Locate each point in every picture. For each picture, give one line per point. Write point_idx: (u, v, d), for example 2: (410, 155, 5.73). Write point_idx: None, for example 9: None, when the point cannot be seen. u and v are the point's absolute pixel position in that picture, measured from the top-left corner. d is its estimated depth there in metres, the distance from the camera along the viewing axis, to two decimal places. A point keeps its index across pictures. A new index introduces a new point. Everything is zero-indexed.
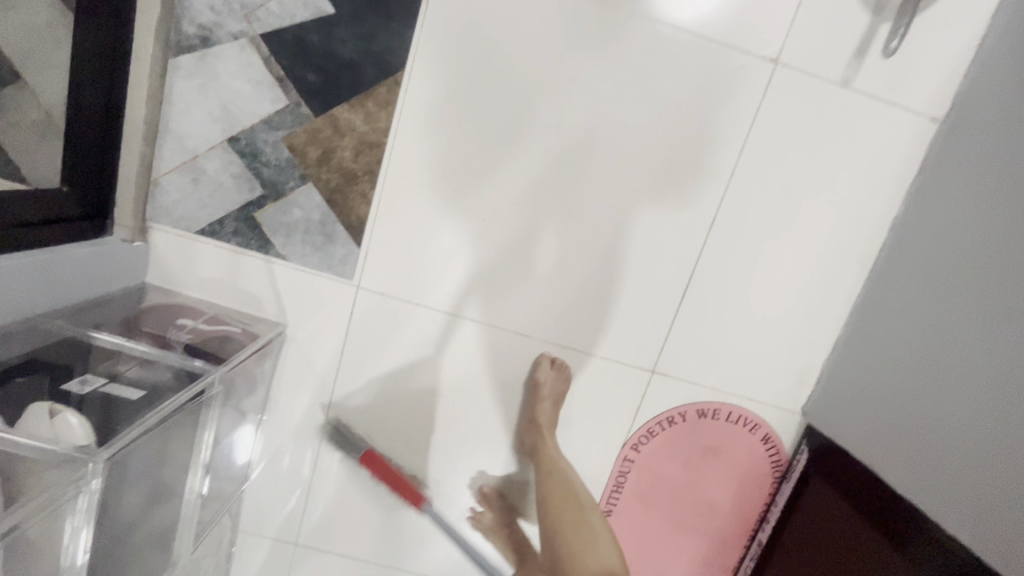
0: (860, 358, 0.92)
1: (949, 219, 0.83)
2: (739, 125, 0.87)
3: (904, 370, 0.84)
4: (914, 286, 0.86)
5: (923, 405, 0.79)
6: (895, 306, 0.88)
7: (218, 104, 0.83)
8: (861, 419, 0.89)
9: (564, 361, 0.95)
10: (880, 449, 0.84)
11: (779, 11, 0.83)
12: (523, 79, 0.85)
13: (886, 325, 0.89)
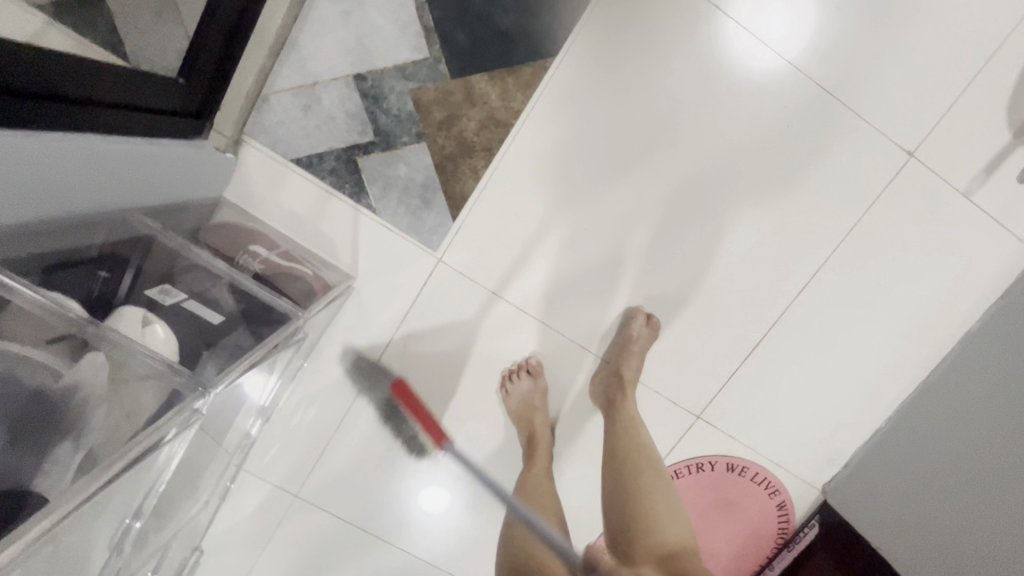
0: (897, 441, 0.94)
1: (1015, 334, 0.84)
2: (855, 203, 0.87)
3: (931, 465, 0.87)
4: (964, 388, 0.88)
5: (941, 505, 0.83)
6: (946, 401, 0.90)
7: (356, 37, 0.78)
8: (878, 503, 0.93)
9: (657, 316, 0.90)
10: (891, 537, 0.89)
11: (928, 107, 0.83)
12: (665, 98, 0.83)
13: (926, 421, 0.92)
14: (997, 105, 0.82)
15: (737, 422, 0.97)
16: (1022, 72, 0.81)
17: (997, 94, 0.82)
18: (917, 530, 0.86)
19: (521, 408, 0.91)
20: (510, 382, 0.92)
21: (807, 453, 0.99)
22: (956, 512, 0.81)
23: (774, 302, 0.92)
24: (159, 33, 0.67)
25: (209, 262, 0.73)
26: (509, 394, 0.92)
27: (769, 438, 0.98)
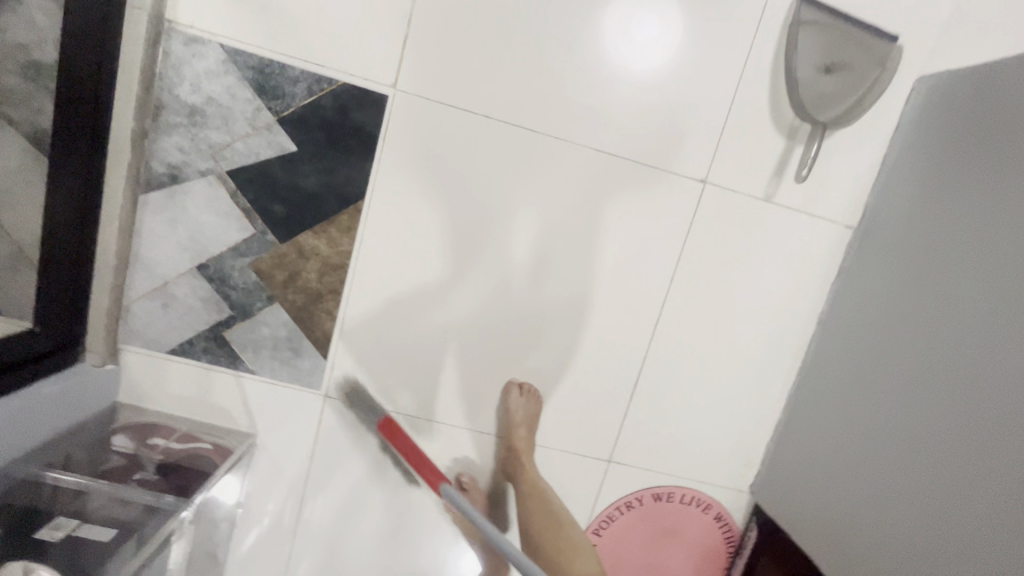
0: (814, 425, 0.96)
1: (870, 307, 0.91)
2: (676, 235, 0.94)
3: (837, 439, 0.91)
4: (843, 364, 0.94)
5: (852, 478, 0.86)
6: (829, 380, 0.96)
7: (188, 235, 0.87)
8: (799, 496, 0.96)
9: (533, 384, 0.97)
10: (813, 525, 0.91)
11: (705, 137, 0.91)
12: (475, 198, 0.91)
13: (820, 402, 0.96)
14: (764, 118, 0.91)
15: (648, 454, 1.02)
16: (772, 84, 0.90)
17: (758, 106, 0.91)
18: (849, 515, 0.85)
19: (465, 520, 0.98)
20: (451, 501, 0.99)
21: (724, 463, 1.04)
22: (888, 492, 0.80)
23: (640, 339, 0.98)
24: (20, 284, 0.81)
25: (93, 483, 0.80)
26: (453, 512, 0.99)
27: (684, 460, 1.03)
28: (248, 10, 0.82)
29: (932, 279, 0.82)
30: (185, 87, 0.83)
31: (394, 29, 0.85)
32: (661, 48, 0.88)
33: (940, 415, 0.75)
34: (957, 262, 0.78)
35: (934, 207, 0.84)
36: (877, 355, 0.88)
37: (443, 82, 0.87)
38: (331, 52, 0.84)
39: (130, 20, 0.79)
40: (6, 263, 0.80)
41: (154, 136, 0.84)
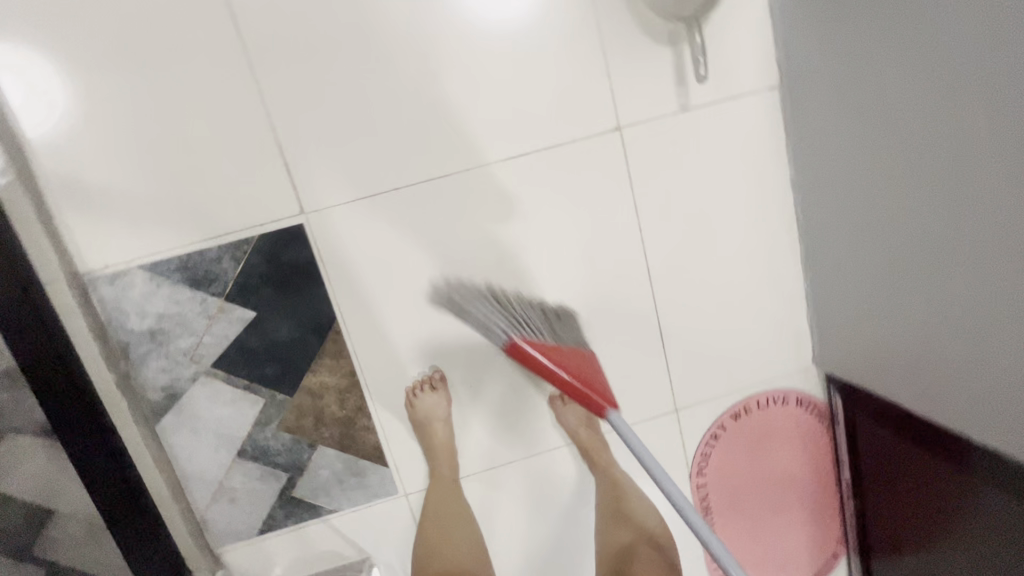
0: (845, 292, 0.95)
1: (837, 163, 0.89)
2: (620, 189, 0.93)
3: (872, 299, 0.91)
4: (840, 227, 0.92)
5: (907, 330, 0.86)
6: (834, 245, 0.95)
7: (213, 434, 0.92)
8: (867, 361, 0.96)
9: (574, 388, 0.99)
10: (897, 385, 0.91)
11: (596, 90, 0.90)
12: (429, 262, 0.91)
13: (838, 268, 0.95)
14: (639, 41, 0.89)
15: (706, 384, 1.04)
16: (628, 7, 0.88)
17: (626, 33, 0.89)
18: (925, 366, 0.85)
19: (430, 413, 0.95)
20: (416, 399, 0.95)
21: (778, 353, 1.05)
22: (946, 333, 0.80)
23: (642, 294, 0.98)
24: (107, 549, 0.87)
25: None
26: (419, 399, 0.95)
27: (740, 371, 1.05)
28: (144, 223, 0.84)
29: (882, 120, 0.79)
30: (135, 318, 0.86)
31: (271, 161, 0.85)
32: (507, 32, 0.87)
33: (945, 234, 0.75)
34: (899, 95, 0.75)
35: (846, 45, 0.80)
36: (868, 210, 0.86)
37: (340, 180, 0.87)
38: (232, 214, 0.86)
39: (55, 296, 0.83)
40: (86, 537, 0.86)
41: (137, 373, 0.88)
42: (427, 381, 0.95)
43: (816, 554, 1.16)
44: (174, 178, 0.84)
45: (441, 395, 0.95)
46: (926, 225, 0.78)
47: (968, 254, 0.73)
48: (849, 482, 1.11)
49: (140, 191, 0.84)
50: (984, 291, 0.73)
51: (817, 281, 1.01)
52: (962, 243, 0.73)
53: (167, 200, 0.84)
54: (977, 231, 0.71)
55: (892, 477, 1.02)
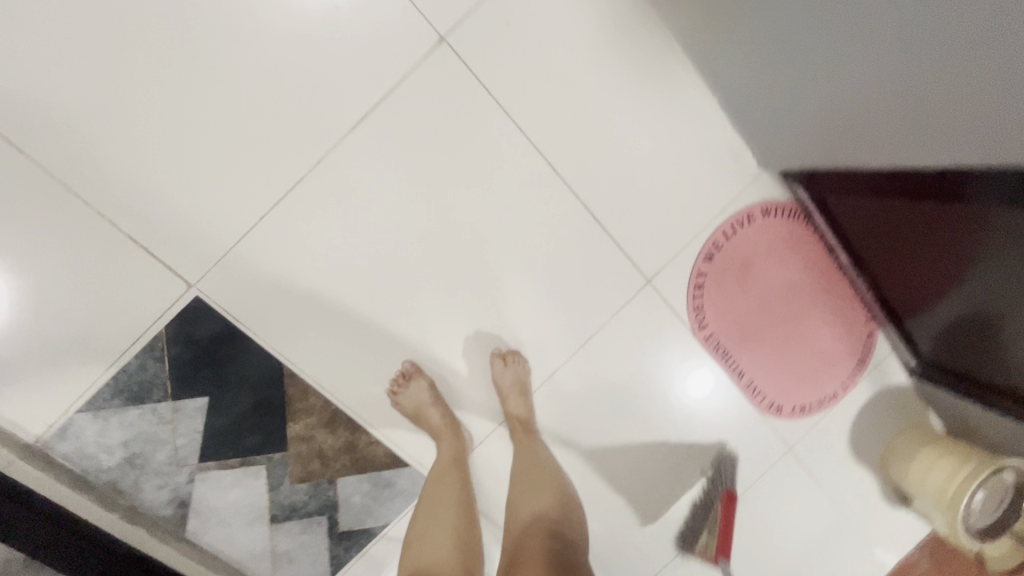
0: (753, 85, 0.84)
1: None
2: (479, 102, 0.88)
3: (774, 80, 0.79)
4: (712, 19, 0.80)
5: (814, 99, 0.74)
6: (718, 40, 0.82)
7: (240, 516, 0.93)
8: (807, 143, 0.85)
9: (539, 311, 0.97)
10: (843, 154, 0.80)
11: (400, 20, 0.83)
12: (338, 268, 0.88)
13: (734, 63, 0.84)
14: None
15: (666, 241, 0.99)
16: None
17: None
18: (848, 125, 0.73)
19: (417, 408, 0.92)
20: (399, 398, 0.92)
21: (720, 176, 0.99)
22: (841, 85, 0.68)
23: (557, 190, 0.93)
24: None
25: None
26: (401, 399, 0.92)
27: (692, 213, 0.99)
28: (56, 373, 0.82)
29: None
30: (103, 457, 0.85)
31: (137, 251, 0.82)
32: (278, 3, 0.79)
33: None
34: None
35: None
36: None
37: (211, 235, 0.83)
38: (132, 319, 0.83)
39: (18, 472, 0.81)
40: None
41: (138, 502, 0.88)
42: (400, 377, 0.93)
43: (848, 344, 1.13)
44: (60, 315, 0.81)
45: (421, 383, 0.92)
46: None
47: None
48: (850, 263, 1.06)
49: (37, 342, 0.81)
50: (841, 20, 0.59)
51: (728, 88, 0.91)
52: None
53: (65, 338, 0.82)
54: None
55: (878, 242, 0.95)
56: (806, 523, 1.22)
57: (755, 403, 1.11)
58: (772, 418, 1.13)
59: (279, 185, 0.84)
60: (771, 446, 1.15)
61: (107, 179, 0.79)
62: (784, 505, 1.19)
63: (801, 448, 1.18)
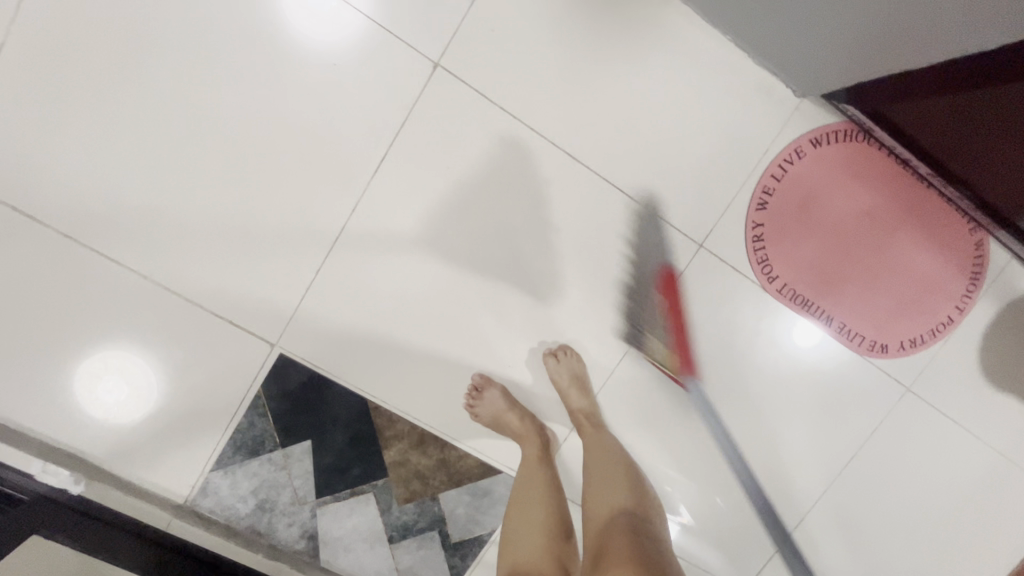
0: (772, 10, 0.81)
1: None
2: (487, 115, 0.89)
3: None
4: None
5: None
6: None
7: (362, 541, 1.01)
8: (843, 57, 0.80)
9: (592, 299, 0.97)
10: (890, 54, 0.76)
11: (396, 59, 0.87)
12: (395, 301, 0.94)
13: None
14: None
15: (710, 199, 0.94)
16: None
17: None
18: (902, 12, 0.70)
19: (495, 419, 0.95)
20: (475, 410, 0.96)
21: (755, 117, 0.92)
22: None
23: (583, 177, 0.92)
24: None
25: None
26: (478, 414, 0.96)
27: (734, 163, 0.93)
28: (186, 443, 0.94)
29: None
30: (240, 506, 0.97)
31: (222, 324, 0.92)
32: (286, 76, 0.86)
33: None
34: None
35: None
36: None
37: (279, 296, 0.92)
38: (231, 384, 0.93)
39: (178, 530, 0.95)
40: None
41: (276, 541, 1.00)
42: (473, 390, 0.96)
43: (952, 261, 1.00)
44: (177, 395, 0.92)
45: (493, 393, 0.95)
46: None
47: None
48: (932, 171, 0.94)
49: (164, 420, 0.93)
50: None
51: (742, 31, 0.88)
52: None
53: (183, 412, 0.93)
54: None
55: (959, 142, 0.85)
56: (948, 465, 1.09)
57: (853, 347, 1.02)
58: (877, 359, 1.03)
59: (327, 240, 0.91)
60: (884, 388, 1.05)
61: (184, 268, 0.90)
62: (917, 450, 1.08)
63: (922, 384, 1.06)
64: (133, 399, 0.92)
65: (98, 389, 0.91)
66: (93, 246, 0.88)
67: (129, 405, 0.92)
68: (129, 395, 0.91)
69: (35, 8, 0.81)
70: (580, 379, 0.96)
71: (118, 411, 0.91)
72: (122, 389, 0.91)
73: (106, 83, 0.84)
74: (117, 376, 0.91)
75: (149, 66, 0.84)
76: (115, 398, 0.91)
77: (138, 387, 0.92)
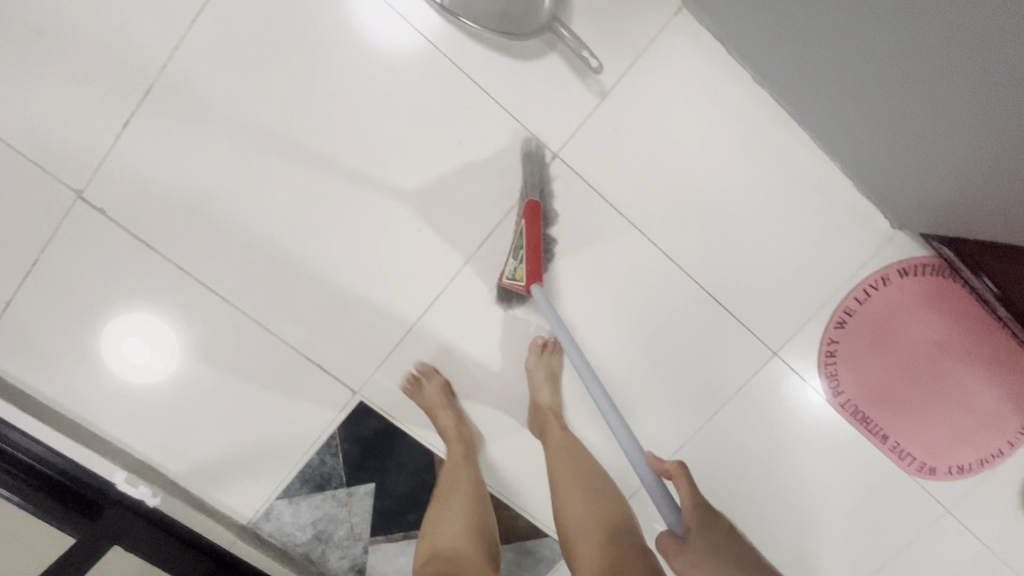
0: (868, 162, 0.87)
1: (784, 59, 0.81)
2: (594, 202, 0.90)
3: (894, 161, 0.83)
4: (823, 110, 0.85)
5: (941, 178, 0.79)
6: (832, 126, 0.86)
7: None
8: (924, 215, 0.88)
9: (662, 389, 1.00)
10: (964, 225, 0.85)
11: (515, 138, 0.87)
12: (476, 365, 0.97)
13: (843, 146, 0.88)
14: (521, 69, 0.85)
15: (792, 312, 0.97)
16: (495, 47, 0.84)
17: (505, 68, 0.85)
18: (979, 204, 0.78)
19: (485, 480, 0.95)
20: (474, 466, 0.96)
21: (851, 240, 0.94)
22: (980, 170, 0.74)
23: (677, 272, 0.94)
24: None
25: None
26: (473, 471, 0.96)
27: (823, 280, 0.95)
28: (260, 470, 0.99)
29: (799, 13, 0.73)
30: (299, 533, 1.02)
31: (310, 367, 0.96)
32: (409, 144, 0.88)
33: (905, 80, 0.71)
34: None
35: None
36: (836, 89, 0.79)
37: (367, 346, 0.96)
38: (310, 424, 0.97)
39: (239, 551, 0.99)
40: None
41: (326, 568, 1.04)
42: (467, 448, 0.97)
43: (1016, 401, 1.02)
44: (258, 425, 0.97)
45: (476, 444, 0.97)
46: (905, 87, 0.72)
47: (961, 101, 0.68)
48: (1013, 316, 0.96)
49: (244, 445, 0.97)
50: (994, 123, 0.67)
51: (855, 162, 0.89)
52: (951, 94, 0.68)
53: (262, 442, 0.98)
54: (929, 66, 0.67)
55: None
56: None
57: (903, 466, 1.05)
58: (924, 480, 1.06)
59: (421, 301, 0.94)
60: (924, 506, 1.08)
61: (283, 309, 0.93)
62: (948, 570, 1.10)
63: (961, 509, 1.09)
64: (127, 350, 0.92)
65: (141, 331, 0.92)
66: (201, 280, 0.91)
67: (123, 341, 0.92)
68: (132, 351, 0.92)
69: (187, 52, 0.83)
70: (557, 414, 0.96)
71: (142, 367, 0.93)
72: (135, 352, 0.92)
73: (240, 130, 0.87)
74: (132, 348, 0.92)
75: (284, 120, 0.87)
76: (141, 341, 0.92)
77: (128, 368, 0.93)
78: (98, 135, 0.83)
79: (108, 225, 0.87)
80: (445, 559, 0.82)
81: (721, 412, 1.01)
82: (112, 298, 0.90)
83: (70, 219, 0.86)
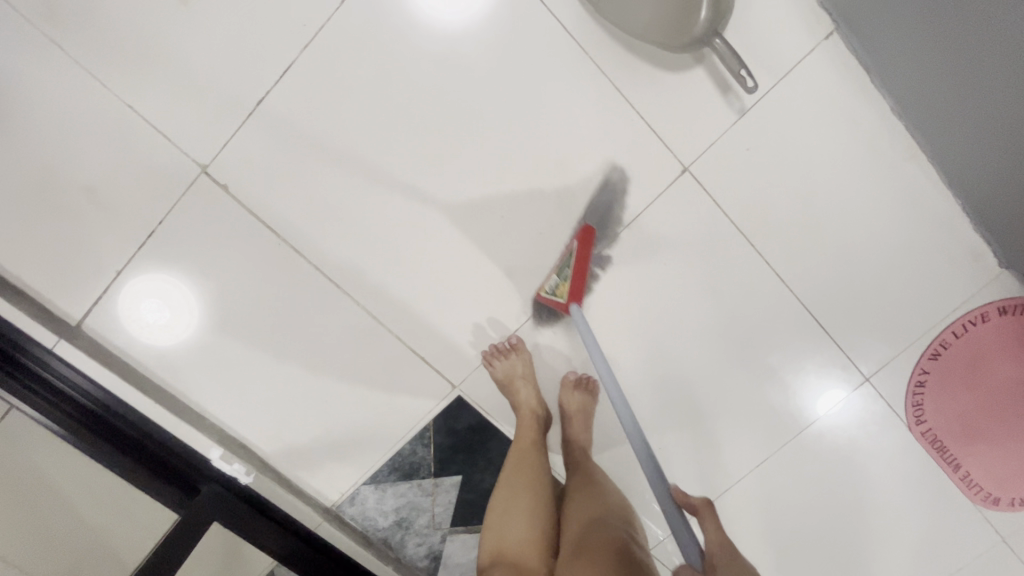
0: (993, 206, 0.88)
1: (932, 97, 0.82)
2: (715, 216, 0.92)
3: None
4: (958, 150, 0.85)
5: None
6: (963, 167, 0.87)
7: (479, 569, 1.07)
8: None
9: (752, 404, 1.02)
10: None
11: (648, 146, 0.89)
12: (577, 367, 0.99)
13: (971, 188, 0.89)
14: (665, 81, 0.87)
15: (889, 339, 0.99)
16: (643, 56, 0.86)
17: (650, 79, 0.87)
18: None
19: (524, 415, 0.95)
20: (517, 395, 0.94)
21: (957, 275, 0.96)
22: None
23: (783, 291, 0.96)
24: None
25: None
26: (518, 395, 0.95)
27: (924, 311, 0.97)
28: (350, 455, 0.99)
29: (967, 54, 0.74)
30: (380, 519, 1.03)
31: (411, 358, 0.96)
32: (538, 144, 0.88)
33: None
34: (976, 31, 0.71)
35: None
36: (983, 131, 0.80)
37: (470, 342, 0.96)
38: (405, 413, 0.98)
39: (323, 531, 1.01)
40: None
41: (402, 552, 1.06)
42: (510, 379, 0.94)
43: None
44: (352, 412, 0.97)
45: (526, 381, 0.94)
46: None
47: None
48: None
49: (337, 429, 0.98)
50: None
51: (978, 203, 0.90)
52: None
53: (355, 428, 0.98)
54: None
55: None
56: None
57: (969, 495, 1.05)
58: (996, 518, 1.06)
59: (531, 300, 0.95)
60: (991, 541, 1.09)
61: (390, 301, 0.93)
62: None
63: None
64: (155, 320, 0.90)
65: (149, 326, 0.90)
66: (314, 264, 0.90)
67: (150, 303, 0.89)
68: (154, 312, 0.89)
69: (332, 36, 0.82)
70: None
71: (168, 304, 0.89)
72: (163, 316, 0.89)
73: (374, 116, 0.85)
74: (165, 320, 0.90)
75: (418, 112, 0.86)
76: (151, 317, 0.89)
77: (130, 307, 0.89)
78: (233, 111, 0.84)
79: (229, 204, 0.87)
80: (509, 564, 0.84)
81: (805, 429, 1.03)
82: (224, 277, 0.89)
83: (193, 192, 0.86)
